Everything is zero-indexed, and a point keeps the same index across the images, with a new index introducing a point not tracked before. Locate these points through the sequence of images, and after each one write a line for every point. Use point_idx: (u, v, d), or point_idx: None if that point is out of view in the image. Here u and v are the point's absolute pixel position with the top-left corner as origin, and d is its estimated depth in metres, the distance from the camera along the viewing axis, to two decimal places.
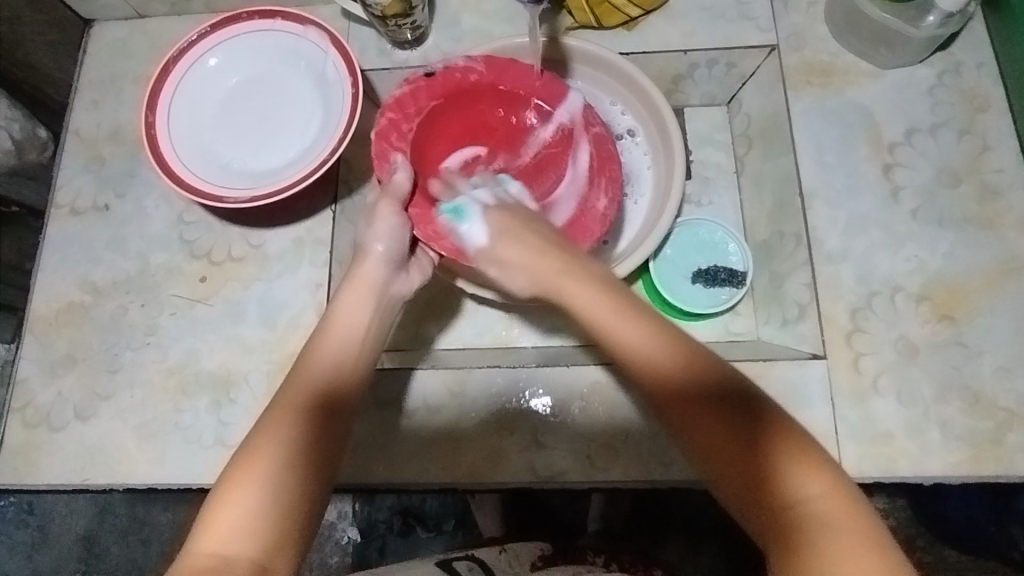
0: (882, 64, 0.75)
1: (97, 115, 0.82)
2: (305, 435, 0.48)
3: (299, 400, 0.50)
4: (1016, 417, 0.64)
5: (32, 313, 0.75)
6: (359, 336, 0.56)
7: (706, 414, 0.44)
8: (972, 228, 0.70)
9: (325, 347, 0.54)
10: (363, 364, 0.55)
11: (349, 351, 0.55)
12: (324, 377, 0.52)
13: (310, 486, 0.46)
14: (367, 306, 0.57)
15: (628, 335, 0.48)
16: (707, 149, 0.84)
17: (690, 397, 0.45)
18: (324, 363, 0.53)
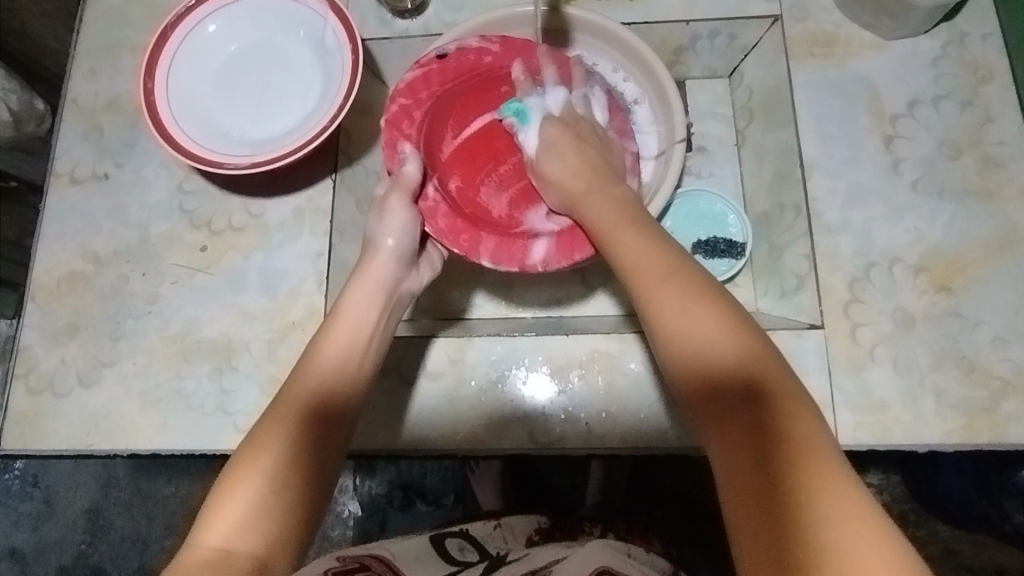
0: (885, 35, 0.74)
1: (95, 84, 0.81)
2: (309, 436, 0.49)
3: (302, 401, 0.51)
4: (1011, 386, 0.65)
5: (33, 282, 0.76)
6: (366, 334, 0.57)
7: (708, 344, 0.45)
8: (972, 200, 0.70)
9: (330, 345, 0.55)
10: (367, 363, 0.56)
11: (355, 348, 0.55)
12: (329, 377, 0.53)
13: (312, 485, 0.47)
14: (373, 304, 0.58)
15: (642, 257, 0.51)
16: (708, 122, 0.83)
17: (694, 327, 0.46)
18: (329, 362, 0.53)
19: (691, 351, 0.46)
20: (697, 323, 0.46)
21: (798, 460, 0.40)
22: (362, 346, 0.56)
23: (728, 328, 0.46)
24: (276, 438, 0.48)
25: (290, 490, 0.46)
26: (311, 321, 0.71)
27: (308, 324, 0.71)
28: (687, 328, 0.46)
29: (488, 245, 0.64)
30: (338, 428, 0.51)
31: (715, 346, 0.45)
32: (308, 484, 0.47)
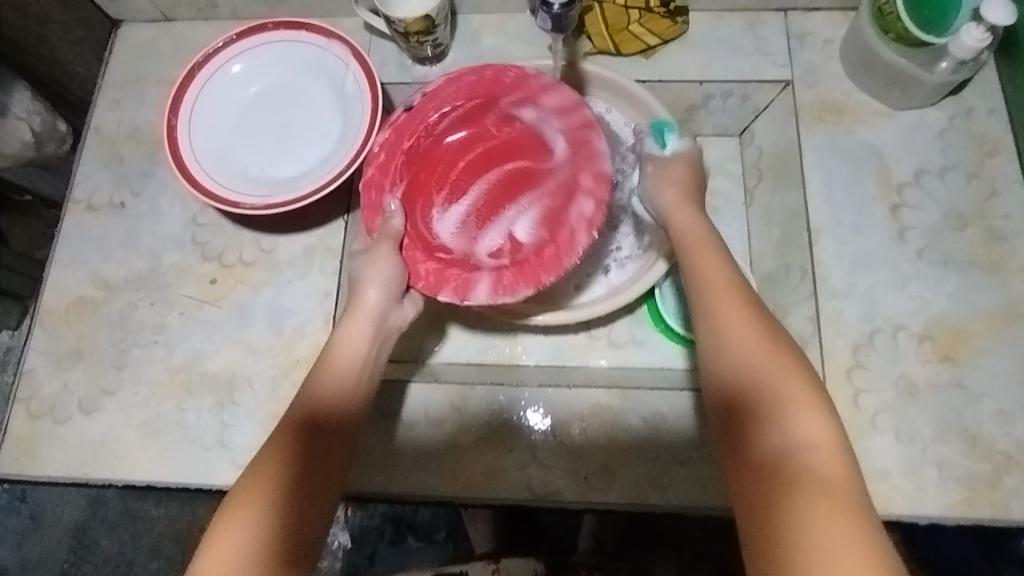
0: (893, 105, 0.76)
1: (119, 113, 0.83)
2: (298, 465, 0.50)
3: (291, 432, 0.52)
4: (1014, 462, 0.64)
5: (43, 305, 0.76)
6: (359, 368, 0.58)
7: (764, 364, 0.49)
8: (977, 272, 0.70)
9: (326, 375, 0.56)
10: (360, 390, 0.57)
11: (349, 382, 0.56)
12: (325, 409, 0.54)
13: (306, 514, 0.49)
14: (368, 337, 0.59)
15: (705, 268, 0.56)
16: (718, 178, 0.84)
17: (748, 343, 0.50)
18: (327, 395, 0.55)
19: (739, 366, 0.50)
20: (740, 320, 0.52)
21: (808, 466, 0.44)
22: (354, 375, 0.57)
23: (783, 355, 0.49)
24: (266, 472, 0.50)
25: (284, 524, 0.47)
26: (315, 360, 0.71)
27: (311, 362, 0.71)
28: (746, 347, 0.50)
29: (447, 281, 0.63)
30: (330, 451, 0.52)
31: (760, 368, 0.49)
32: (303, 515, 0.49)
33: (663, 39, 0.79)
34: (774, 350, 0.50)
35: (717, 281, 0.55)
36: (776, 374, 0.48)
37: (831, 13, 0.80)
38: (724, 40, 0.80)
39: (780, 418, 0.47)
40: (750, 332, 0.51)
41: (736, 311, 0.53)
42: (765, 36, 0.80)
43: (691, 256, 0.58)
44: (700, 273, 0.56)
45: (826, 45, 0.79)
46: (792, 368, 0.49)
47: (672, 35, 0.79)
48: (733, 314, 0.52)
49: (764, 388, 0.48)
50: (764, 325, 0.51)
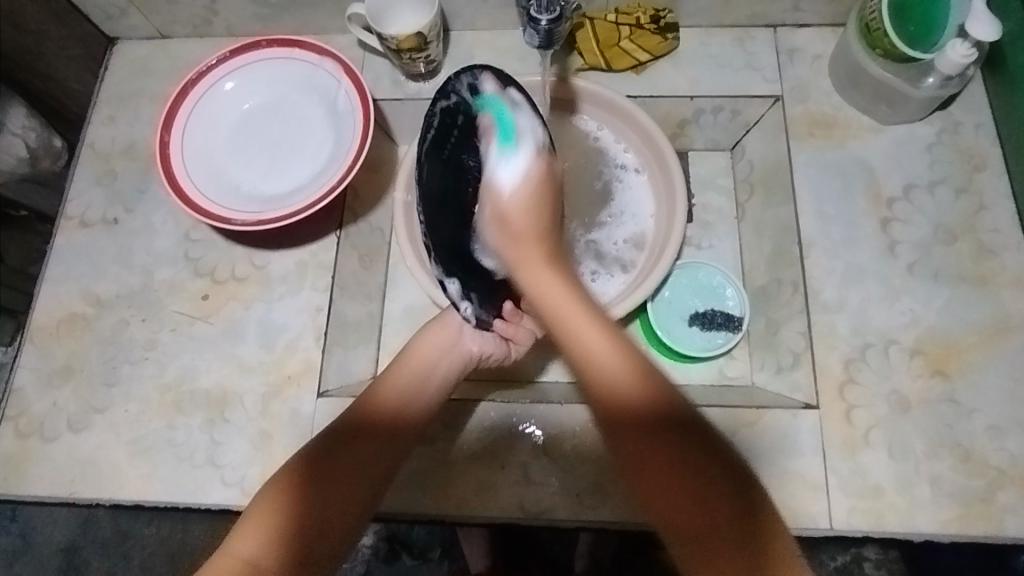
0: (881, 120, 0.77)
1: (113, 130, 0.83)
2: (356, 456, 0.56)
3: (348, 426, 0.58)
4: (1007, 477, 0.64)
5: (34, 322, 0.76)
6: (425, 378, 0.64)
7: (641, 414, 0.50)
8: (967, 285, 0.71)
9: (392, 381, 0.62)
10: (426, 401, 0.62)
11: (410, 387, 0.62)
12: (385, 410, 0.60)
13: (351, 498, 0.54)
14: (448, 356, 0.66)
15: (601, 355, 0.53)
16: (710, 193, 0.84)
17: (619, 394, 0.51)
18: (388, 399, 0.61)
19: (620, 413, 0.51)
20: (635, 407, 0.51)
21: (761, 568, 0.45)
22: (423, 385, 0.63)
23: (654, 395, 0.51)
24: (325, 454, 0.56)
25: (313, 513, 0.52)
26: (307, 377, 0.71)
27: (303, 379, 0.71)
28: (620, 392, 0.51)
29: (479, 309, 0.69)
30: (390, 447, 0.58)
31: (647, 413, 0.50)
32: (344, 500, 0.54)
33: (654, 55, 0.79)
34: (643, 390, 0.51)
35: (572, 314, 0.56)
36: (660, 418, 0.50)
37: (820, 29, 0.81)
38: (714, 56, 0.80)
39: (683, 464, 0.48)
40: (615, 369, 0.52)
41: (598, 364, 0.53)
42: (754, 52, 0.80)
43: (527, 272, 0.61)
44: (562, 316, 0.57)
45: (815, 61, 0.80)
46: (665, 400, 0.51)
47: (663, 51, 0.79)
48: (594, 362, 0.53)
49: (644, 436, 0.49)
50: (623, 359, 0.53)
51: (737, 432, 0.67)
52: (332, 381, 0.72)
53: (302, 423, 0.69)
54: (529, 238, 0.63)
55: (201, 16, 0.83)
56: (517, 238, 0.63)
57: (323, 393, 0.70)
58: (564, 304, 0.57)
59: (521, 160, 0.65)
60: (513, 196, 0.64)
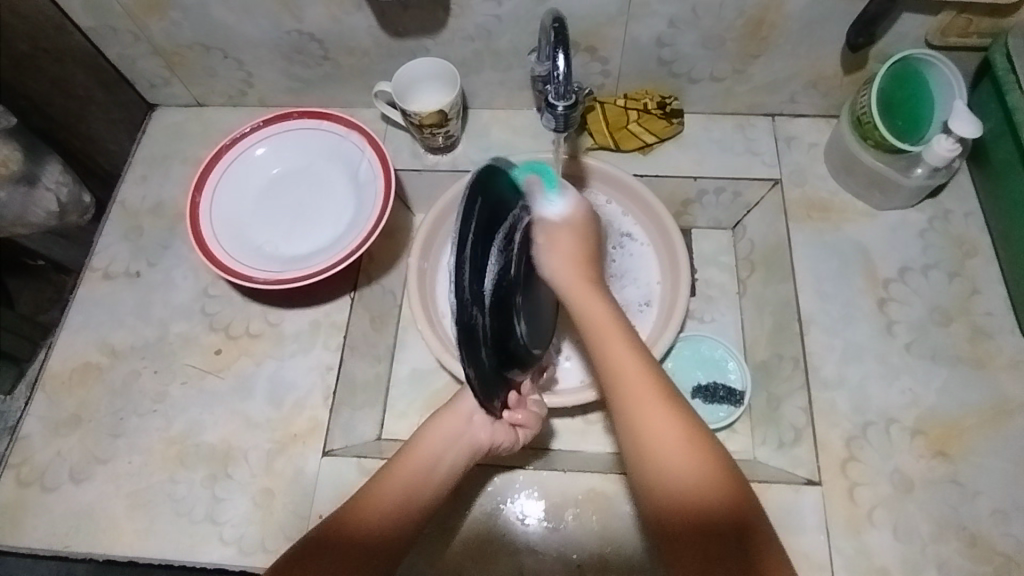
0: (875, 206, 0.81)
1: (143, 189, 0.88)
2: (374, 513, 0.57)
3: (351, 517, 0.56)
4: (1015, 564, 0.63)
5: (47, 371, 0.77)
6: (429, 468, 0.61)
7: (678, 471, 0.50)
8: (964, 366, 0.72)
9: (399, 471, 0.60)
10: (439, 480, 0.61)
11: (418, 479, 0.60)
12: (391, 505, 0.58)
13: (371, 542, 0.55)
14: (454, 444, 0.64)
15: (662, 420, 0.53)
16: (711, 269, 0.88)
17: (679, 466, 0.51)
18: (392, 492, 0.58)
19: (684, 500, 0.49)
20: (695, 479, 0.50)
21: None
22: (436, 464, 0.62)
23: (724, 490, 0.49)
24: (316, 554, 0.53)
25: None
26: (313, 435, 0.72)
27: (309, 438, 0.72)
28: (674, 470, 0.51)
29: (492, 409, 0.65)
30: (401, 523, 0.57)
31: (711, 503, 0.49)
32: None
33: (659, 138, 0.84)
34: (704, 467, 0.50)
35: (635, 380, 0.56)
36: (722, 506, 0.49)
37: (815, 119, 0.86)
38: (717, 141, 0.85)
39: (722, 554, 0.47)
40: (690, 465, 0.51)
41: (650, 422, 0.54)
42: (754, 138, 0.85)
43: (578, 298, 0.63)
44: (623, 372, 0.57)
45: (811, 149, 0.85)
46: (733, 491, 0.50)
47: (668, 134, 0.84)
48: (663, 444, 0.52)
49: (711, 530, 0.48)
50: (689, 443, 0.52)
51: None
52: (337, 440, 0.72)
53: (306, 481, 0.69)
54: (581, 268, 0.65)
55: (237, 88, 0.89)
56: (570, 269, 0.65)
57: (329, 453, 0.71)
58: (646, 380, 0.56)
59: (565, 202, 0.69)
60: (563, 227, 0.67)
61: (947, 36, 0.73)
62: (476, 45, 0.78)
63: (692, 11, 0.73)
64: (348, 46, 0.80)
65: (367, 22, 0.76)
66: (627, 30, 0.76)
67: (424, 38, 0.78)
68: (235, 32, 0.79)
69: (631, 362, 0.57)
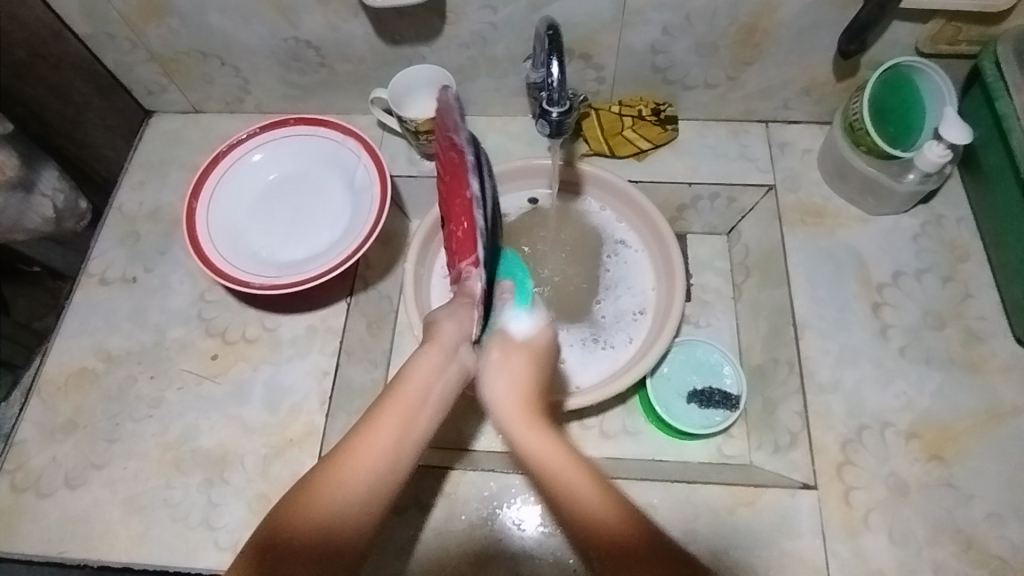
0: (868, 211, 0.81)
1: (141, 194, 0.88)
2: (347, 485, 0.51)
3: (339, 471, 0.51)
4: (1010, 567, 0.64)
5: (43, 376, 0.77)
6: (421, 404, 0.56)
7: (617, 545, 0.47)
8: (957, 370, 0.73)
9: (388, 411, 0.55)
10: (423, 428, 0.56)
11: (409, 417, 0.55)
12: (383, 450, 0.53)
13: (348, 527, 0.50)
14: (442, 375, 0.59)
15: (583, 490, 0.50)
16: (706, 274, 0.89)
17: (607, 533, 0.48)
18: (383, 437, 0.53)
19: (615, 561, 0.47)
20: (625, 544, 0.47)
21: None
22: (418, 414, 0.56)
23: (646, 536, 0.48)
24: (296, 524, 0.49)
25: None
26: (309, 440, 0.72)
27: (305, 442, 0.72)
28: (611, 540, 0.48)
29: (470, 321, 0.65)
30: (394, 470, 0.53)
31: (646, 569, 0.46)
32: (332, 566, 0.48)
33: (654, 144, 0.85)
34: (627, 521, 0.48)
35: (563, 466, 0.52)
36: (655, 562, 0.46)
37: (809, 126, 0.87)
38: (711, 147, 0.86)
39: None
40: (620, 533, 0.48)
41: (571, 486, 0.50)
42: (749, 144, 0.86)
43: (518, 430, 0.56)
44: (547, 463, 0.52)
45: (805, 155, 0.85)
46: (665, 551, 0.47)
47: (663, 140, 0.85)
48: (585, 503, 0.49)
49: None
50: (616, 513, 0.49)
51: (736, 511, 0.67)
52: (333, 445, 0.72)
53: None
54: (527, 399, 0.59)
55: (234, 95, 0.89)
56: (512, 391, 0.59)
57: (325, 458, 0.71)
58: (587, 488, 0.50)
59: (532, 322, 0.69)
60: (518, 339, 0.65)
61: (937, 43, 0.74)
62: (472, 52, 0.79)
63: (686, 19, 0.73)
64: (346, 53, 0.80)
65: (364, 29, 0.77)
66: (622, 37, 0.76)
67: (421, 45, 0.78)
68: (232, 39, 0.80)
69: (554, 451, 0.53)
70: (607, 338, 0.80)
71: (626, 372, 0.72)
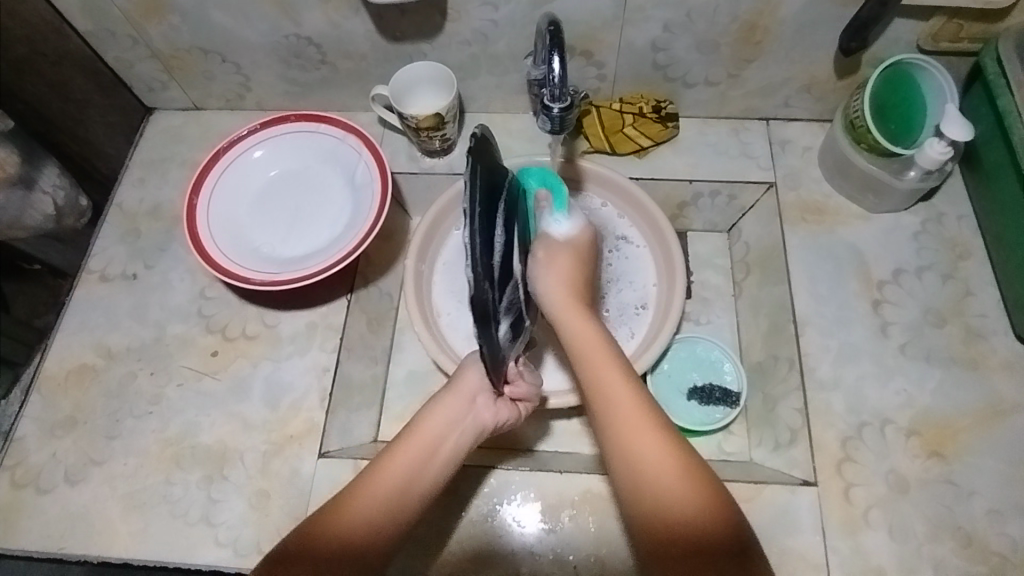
0: (868, 208, 0.81)
1: (141, 191, 0.88)
2: (365, 508, 0.54)
3: (357, 497, 0.55)
4: (1010, 564, 0.64)
5: (43, 373, 0.77)
6: (437, 449, 0.60)
7: (678, 516, 0.48)
8: (958, 367, 0.73)
9: (404, 451, 0.58)
10: (434, 474, 0.58)
11: (425, 458, 0.58)
12: (399, 483, 0.56)
13: (364, 547, 0.52)
14: (458, 424, 0.62)
15: (648, 454, 0.51)
16: (707, 272, 0.89)
17: (675, 499, 0.49)
18: (399, 470, 0.57)
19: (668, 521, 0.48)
20: (684, 510, 0.48)
21: None
22: (433, 455, 0.59)
23: (716, 512, 0.48)
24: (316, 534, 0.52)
25: None
26: (309, 437, 0.72)
27: (305, 439, 0.72)
28: (669, 505, 0.49)
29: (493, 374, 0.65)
30: (406, 504, 0.55)
31: (702, 526, 0.47)
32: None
33: (655, 141, 0.85)
34: (711, 507, 0.48)
35: (631, 416, 0.54)
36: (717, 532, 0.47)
37: (809, 123, 0.87)
38: (712, 144, 0.86)
39: None
40: (688, 500, 0.48)
41: (636, 442, 0.52)
42: (749, 142, 0.86)
43: (567, 318, 0.62)
44: (617, 405, 0.55)
45: (805, 153, 0.85)
46: (729, 521, 0.48)
47: (663, 138, 0.85)
48: (650, 467, 0.50)
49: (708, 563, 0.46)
50: (683, 474, 0.50)
51: None
52: (334, 442, 0.72)
53: (302, 483, 0.69)
54: (574, 289, 0.64)
55: (235, 92, 0.89)
56: (563, 288, 0.64)
57: (325, 454, 0.71)
58: (632, 410, 0.54)
59: (572, 223, 0.71)
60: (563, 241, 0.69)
61: (938, 40, 0.74)
62: (473, 49, 0.79)
63: (687, 16, 0.73)
64: (346, 50, 0.80)
65: (365, 26, 0.77)
66: (623, 35, 0.76)
67: (421, 42, 0.78)
68: (233, 36, 0.80)
69: (623, 394, 0.55)
70: (609, 333, 0.80)
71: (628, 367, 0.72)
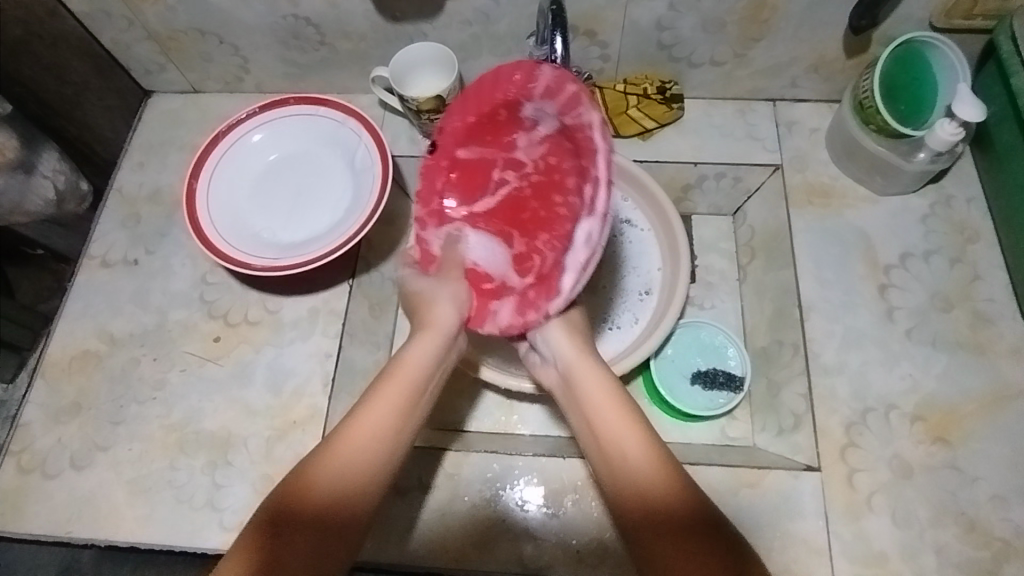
0: (876, 191, 0.80)
1: (141, 176, 0.87)
2: (357, 453, 0.51)
3: (339, 443, 0.52)
4: (1012, 549, 0.64)
5: (47, 358, 0.77)
6: (420, 383, 0.57)
7: (663, 507, 0.48)
8: (964, 352, 0.72)
9: (388, 389, 0.55)
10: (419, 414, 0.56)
11: (409, 392, 0.56)
12: (385, 426, 0.53)
13: (357, 495, 0.50)
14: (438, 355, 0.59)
15: (633, 450, 0.52)
16: (711, 255, 0.88)
17: (657, 497, 0.49)
18: (382, 415, 0.54)
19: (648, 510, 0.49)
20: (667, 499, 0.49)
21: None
22: (417, 394, 0.56)
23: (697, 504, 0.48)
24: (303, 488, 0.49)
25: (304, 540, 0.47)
26: (312, 422, 0.72)
27: (308, 424, 0.72)
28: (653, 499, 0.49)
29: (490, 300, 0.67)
30: (391, 450, 0.53)
31: (680, 514, 0.48)
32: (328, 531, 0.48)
33: (659, 123, 0.83)
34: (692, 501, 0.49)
35: (619, 425, 0.54)
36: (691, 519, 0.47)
37: (817, 105, 0.85)
38: (717, 126, 0.85)
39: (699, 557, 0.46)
40: (667, 495, 0.49)
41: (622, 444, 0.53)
42: (755, 123, 0.85)
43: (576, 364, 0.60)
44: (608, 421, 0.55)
45: (813, 134, 0.84)
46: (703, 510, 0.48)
47: (668, 119, 0.83)
48: (635, 464, 0.51)
49: (685, 539, 0.47)
50: (672, 481, 0.50)
51: (739, 492, 0.67)
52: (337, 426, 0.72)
53: None
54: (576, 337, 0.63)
55: (233, 74, 0.88)
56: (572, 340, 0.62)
57: None
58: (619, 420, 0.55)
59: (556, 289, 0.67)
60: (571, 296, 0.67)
61: (951, 18, 0.72)
62: (474, 30, 0.77)
63: None
64: (345, 31, 0.79)
65: (363, 6, 0.75)
66: (627, 14, 0.75)
67: (422, 22, 0.77)
68: (230, 17, 0.78)
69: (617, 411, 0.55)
70: (613, 320, 0.79)
71: (629, 355, 0.71)
